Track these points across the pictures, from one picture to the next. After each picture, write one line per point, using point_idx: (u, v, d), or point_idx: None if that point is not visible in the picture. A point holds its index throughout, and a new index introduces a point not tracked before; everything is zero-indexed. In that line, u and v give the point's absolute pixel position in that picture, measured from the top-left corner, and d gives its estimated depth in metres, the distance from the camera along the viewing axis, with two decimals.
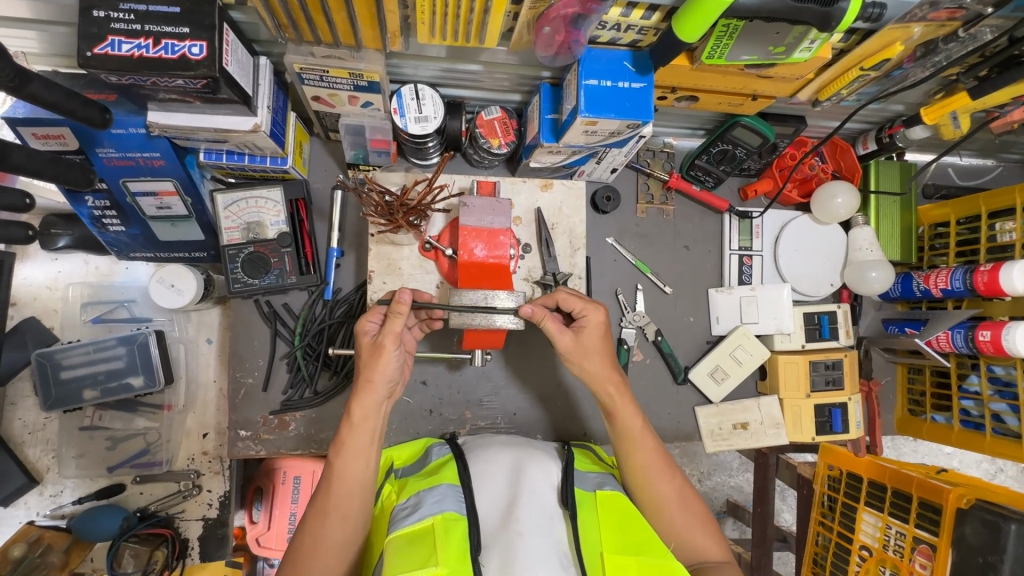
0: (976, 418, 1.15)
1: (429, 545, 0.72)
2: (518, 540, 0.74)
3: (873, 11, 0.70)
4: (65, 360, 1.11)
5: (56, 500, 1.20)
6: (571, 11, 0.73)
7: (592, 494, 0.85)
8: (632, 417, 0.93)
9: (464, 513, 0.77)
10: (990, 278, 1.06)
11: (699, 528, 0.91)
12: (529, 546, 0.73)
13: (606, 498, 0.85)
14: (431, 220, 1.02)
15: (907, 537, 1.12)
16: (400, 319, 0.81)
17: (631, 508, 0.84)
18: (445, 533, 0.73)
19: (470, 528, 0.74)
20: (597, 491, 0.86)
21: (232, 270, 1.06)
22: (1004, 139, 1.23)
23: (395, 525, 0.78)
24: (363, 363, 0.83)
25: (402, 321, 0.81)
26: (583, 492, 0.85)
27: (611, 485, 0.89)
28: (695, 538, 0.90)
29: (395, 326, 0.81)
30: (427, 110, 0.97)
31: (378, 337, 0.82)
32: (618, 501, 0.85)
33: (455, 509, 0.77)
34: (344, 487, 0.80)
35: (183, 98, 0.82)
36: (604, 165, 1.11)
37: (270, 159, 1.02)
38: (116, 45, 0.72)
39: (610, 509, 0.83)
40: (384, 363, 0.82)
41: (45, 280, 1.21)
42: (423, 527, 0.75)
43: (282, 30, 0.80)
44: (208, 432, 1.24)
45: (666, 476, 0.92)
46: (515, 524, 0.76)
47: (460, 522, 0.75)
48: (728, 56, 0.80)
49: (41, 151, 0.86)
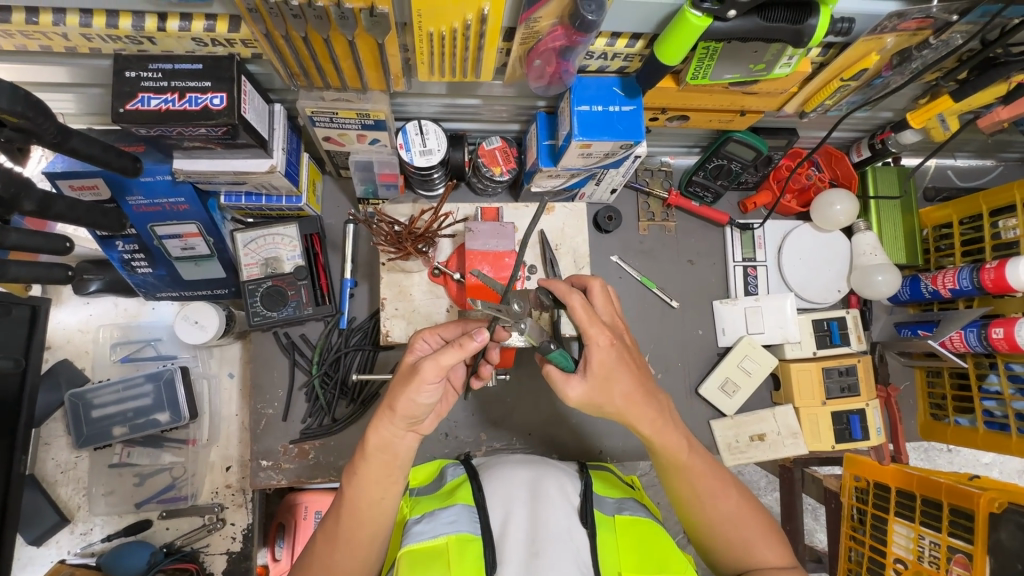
0: (1001, 418, 1.13)
1: (444, 564, 0.74)
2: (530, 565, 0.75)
3: (843, 25, 0.73)
4: (96, 399, 1.17)
5: (86, 538, 1.22)
6: (558, 44, 0.78)
7: (611, 517, 0.85)
8: (639, 407, 0.82)
9: (478, 533, 0.79)
10: (996, 275, 1.06)
11: (727, 495, 0.87)
12: (546, 564, 0.75)
13: (625, 523, 0.84)
14: (438, 246, 1.06)
15: (941, 547, 1.08)
16: (454, 352, 0.72)
17: (651, 533, 0.84)
18: (460, 553, 0.76)
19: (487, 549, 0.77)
20: (616, 515, 0.86)
21: (252, 304, 1.10)
22: (998, 139, 1.25)
23: (408, 538, 0.80)
24: (396, 385, 0.78)
25: (455, 357, 0.72)
26: (603, 516, 0.85)
27: (631, 509, 0.88)
28: (755, 546, 0.85)
29: (445, 358, 0.72)
30: (431, 144, 1.03)
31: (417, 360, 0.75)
32: (638, 525, 0.85)
33: (469, 530, 0.79)
34: (362, 468, 0.80)
35: (206, 146, 0.88)
36: (604, 186, 1.16)
37: (286, 198, 1.08)
38: (146, 101, 0.79)
39: (630, 532, 0.83)
40: (413, 390, 0.75)
41: (78, 322, 1.27)
42: (436, 548, 0.77)
43: (295, 79, 0.87)
44: (231, 465, 1.26)
45: (721, 488, 0.87)
46: (530, 545, 0.77)
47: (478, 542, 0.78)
48: (711, 75, 0.84)
49: (77, 201, 0.93)
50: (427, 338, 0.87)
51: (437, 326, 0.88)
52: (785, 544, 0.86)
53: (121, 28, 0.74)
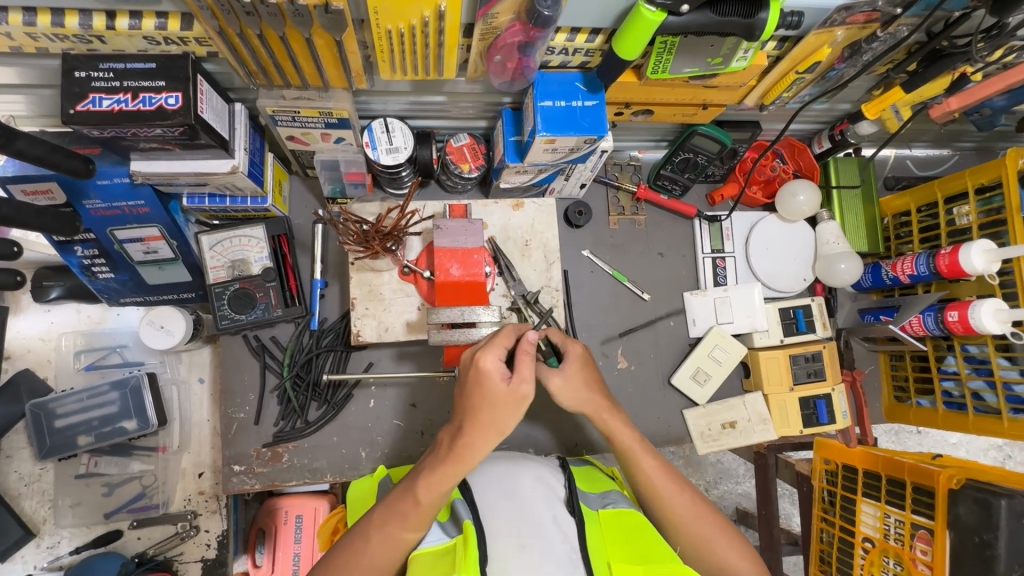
0: (958, 398, 1.17)
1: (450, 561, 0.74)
2: (517, 553, 0.75)
3: (792, 19, 0.76)
4: (59, 409, 1.14)
5: (52, 552, 1.19)
6: (517, 39, 0.78)
7: (596, 511, 0.85)
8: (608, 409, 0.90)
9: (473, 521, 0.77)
10: (951, 260, 1.09)
11: (681, 493, 0.87)
12: (533, 557, 0.74)
13: (610, 515, 0.85)
14: (407, 244, 1.06)
15: (906, 524, 1.12)
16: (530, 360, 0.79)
17: (638, 523, 0.84)
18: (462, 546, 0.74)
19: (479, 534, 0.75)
20: (602, 509, 0.86)
21: (219, 308, 1.09)
22: (951, 129, 1.29)
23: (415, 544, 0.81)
24: (496, 410, 0.77)
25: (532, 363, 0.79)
26: (588, 509, 0.84)
27: (616, 502, 0.88)
28: (716, 546, 0.85)
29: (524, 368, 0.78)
30: (397, 142, 1.02)
31: (517, 385, 0.77)
32: (625, 516, 0.85)
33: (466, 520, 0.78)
34: (442, 484, 0.76)
35: (163, 147, 0.86)
36: (573, 181, 1.17)
37: (251, 199, 1.07)
38: (97, 102, 0.77)
39: (616, 524, 0.83)
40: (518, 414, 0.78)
41: (38, 331, 1.24)
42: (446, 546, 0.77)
43: (253, 78, 0.85)
44: (203, 471, 1.24)
45: (681, 488, 0.88)
46: (516, 536, 0.77)
47: (476, 529, 0.76)
48: (671, 69, 0.85)
49: (44, 210, 0.89)
50: (491, 359, 0.78)
51: (488, 345, 0.79)
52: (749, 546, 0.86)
53: (68, 27, 0.72)
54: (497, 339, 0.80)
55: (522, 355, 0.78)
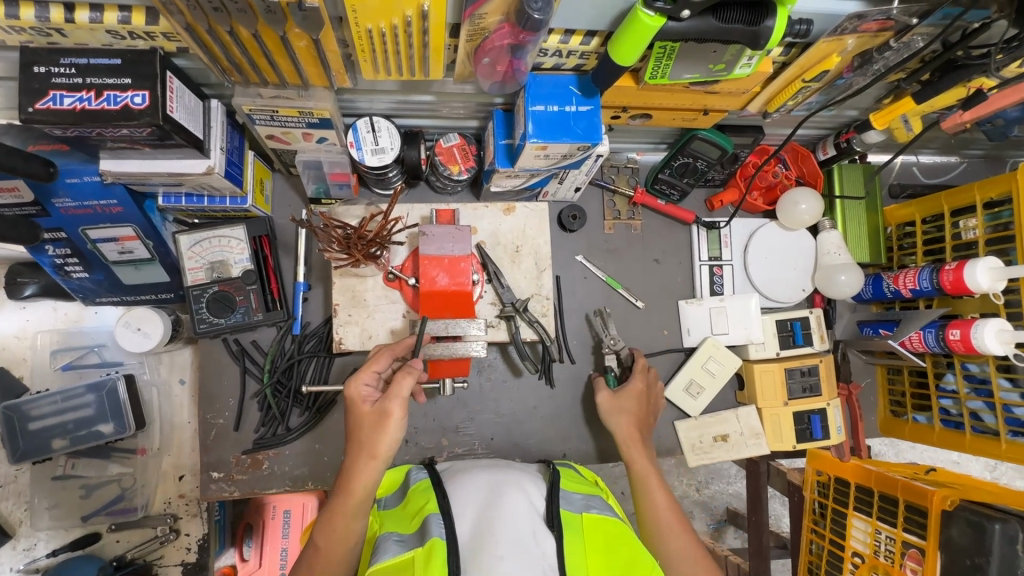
0: (956, 417, 1.15)
1: None
2: (495, 565, 0.70)
3: (801, 27, 0.70)
4: (33, 411, 1.10)
5: (30, 554, 1.18)
6: (507, 42, 0.73)
7: (579, 516, 0.82)
8: (625, 429, 1.05)
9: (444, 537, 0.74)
10: (956, 276, 1.05)
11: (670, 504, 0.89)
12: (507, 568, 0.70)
13: (593, 521, 0.82)
14: (392, 251, 1.01)
15: (897, 542, 1.10)
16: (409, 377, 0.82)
17: (620, 533, 0.82)
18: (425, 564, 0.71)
19: (450, 552, 0.71)
20: (584, 513, 0.83)
21: (197, 311, 1.06)
22: (962, 137, 1.25)
23: (377, 558, 0.77)
24: (366, 432, 0.81)
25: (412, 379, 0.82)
26: (570, 514, 0.82)
27: (598, 508, 0.86)
28: None
29: (403, 384, 0.81)
30: (383, 142, 0.97)
31: (383, 404, 0.81)
32: (607, 523, 0.82)
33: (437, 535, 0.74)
34: (334, 519, 0.80)
35: (132, 146, 0.82)
36: (567, 184, 1.12)
37: (230, 199, 1.02)
38: (58, 99, 0.72)
39: (598, 533, 0.81)
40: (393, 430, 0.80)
41: (14, 329, 1.21)
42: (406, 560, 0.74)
43: (227, 75, 0.81)
44: (184, 474, 1.22)
45: (678, 527, 0.92)
46: (495, 547, 0.73)
47: (446, 544, 0.73)
48: (670, 75, 0.81)
49: (6, 217, 0.88)
50: (362, 385, 0.85)
51: (365, 371, 0.85)
52: None
53: (23, 20, 0.67)
54: (373, 361, 0.87)
55: (400, 374, 0.82)
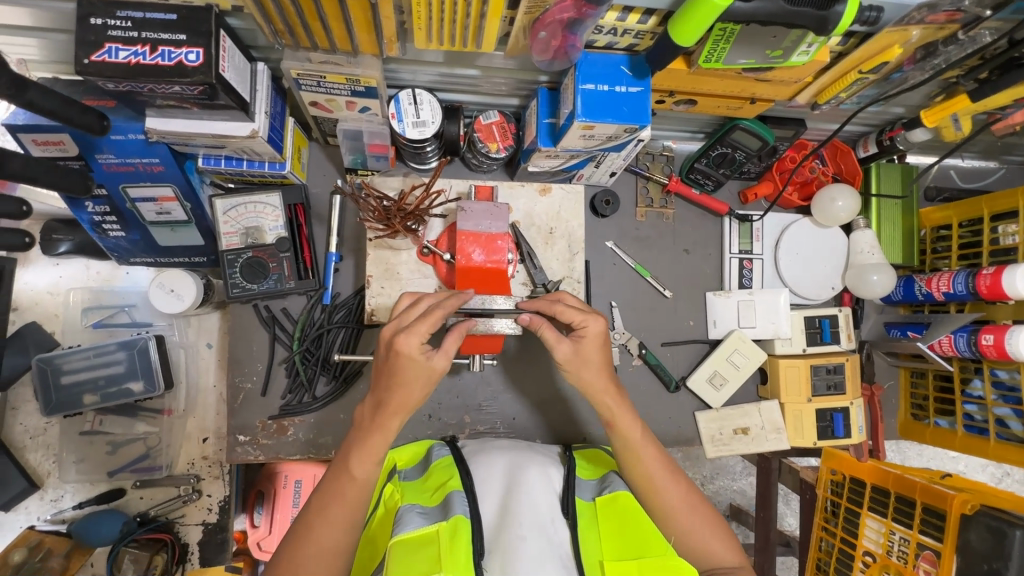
0: (980, 423, 1.14)
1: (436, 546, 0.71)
2: (519, 543, 0.72)
3: (869, 14, 0.70)
4: (66, 365, 1.11)
5: (56, 505, 1.20)
6: (566, 15, 0.72)
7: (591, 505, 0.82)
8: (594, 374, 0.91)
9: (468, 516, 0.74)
10: (993, 281, 1.05)
11: (675, 483, 0.87)
12: (527, 549, 0.71)
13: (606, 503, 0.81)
14: (428, 225, 1.02)
15: (911, 543, 1.10)
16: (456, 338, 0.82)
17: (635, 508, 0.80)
18: (451, 540, 0.70)
19: (475, 530, 0.72)
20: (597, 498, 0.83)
21: (230, 275, 1.06)
22: (1006, 141, 1.23)
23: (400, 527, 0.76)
24: (409, 379, 0.80)
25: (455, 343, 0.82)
26: (583, 503, 0.82)
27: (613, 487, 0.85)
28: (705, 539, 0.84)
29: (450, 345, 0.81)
30: (424, 115, 0.97)
31: (432, 360, 0.80)
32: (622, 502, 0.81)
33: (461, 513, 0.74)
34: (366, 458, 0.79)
35: (181, 104, 0.82)
36: (603, 169, 1.11)
37: (268, 164, 1.02)
38: (113, 52, 0.72)
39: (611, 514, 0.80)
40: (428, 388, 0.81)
41: (46, 285, 1.22)
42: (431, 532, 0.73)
43: (279, 37, 0.80)
44: (207, 437, 1.24)
45: (669, 481, 0.87)
46: (517, 527, 0.74)
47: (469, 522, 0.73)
48: (725, 59, 0.79)
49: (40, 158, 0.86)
50: (415, 337, 0.79)
51: (418, 324, 0.79)
52: (733, 536, 0.86)
53: None
54: (425, 320, 0.79)
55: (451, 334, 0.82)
